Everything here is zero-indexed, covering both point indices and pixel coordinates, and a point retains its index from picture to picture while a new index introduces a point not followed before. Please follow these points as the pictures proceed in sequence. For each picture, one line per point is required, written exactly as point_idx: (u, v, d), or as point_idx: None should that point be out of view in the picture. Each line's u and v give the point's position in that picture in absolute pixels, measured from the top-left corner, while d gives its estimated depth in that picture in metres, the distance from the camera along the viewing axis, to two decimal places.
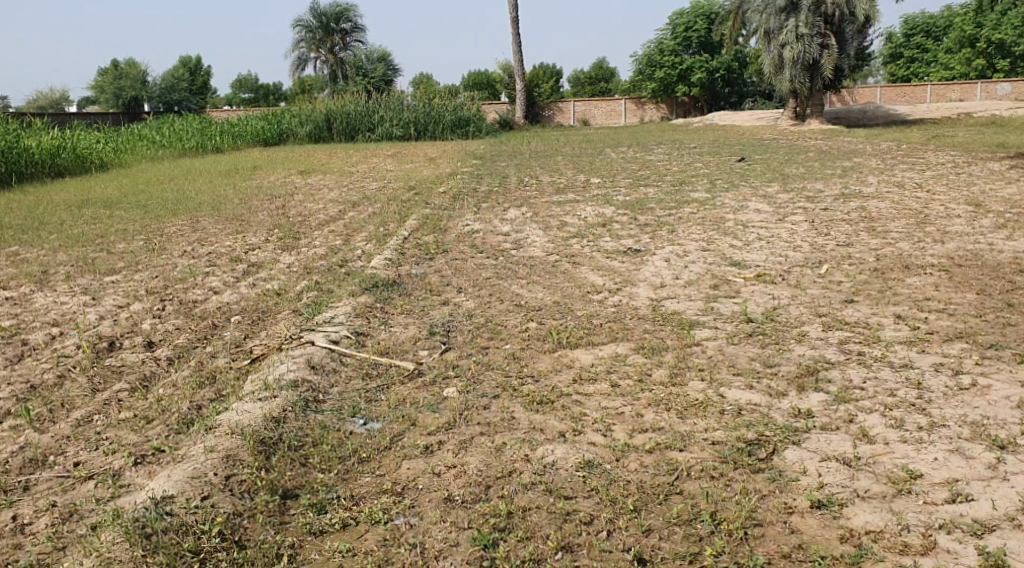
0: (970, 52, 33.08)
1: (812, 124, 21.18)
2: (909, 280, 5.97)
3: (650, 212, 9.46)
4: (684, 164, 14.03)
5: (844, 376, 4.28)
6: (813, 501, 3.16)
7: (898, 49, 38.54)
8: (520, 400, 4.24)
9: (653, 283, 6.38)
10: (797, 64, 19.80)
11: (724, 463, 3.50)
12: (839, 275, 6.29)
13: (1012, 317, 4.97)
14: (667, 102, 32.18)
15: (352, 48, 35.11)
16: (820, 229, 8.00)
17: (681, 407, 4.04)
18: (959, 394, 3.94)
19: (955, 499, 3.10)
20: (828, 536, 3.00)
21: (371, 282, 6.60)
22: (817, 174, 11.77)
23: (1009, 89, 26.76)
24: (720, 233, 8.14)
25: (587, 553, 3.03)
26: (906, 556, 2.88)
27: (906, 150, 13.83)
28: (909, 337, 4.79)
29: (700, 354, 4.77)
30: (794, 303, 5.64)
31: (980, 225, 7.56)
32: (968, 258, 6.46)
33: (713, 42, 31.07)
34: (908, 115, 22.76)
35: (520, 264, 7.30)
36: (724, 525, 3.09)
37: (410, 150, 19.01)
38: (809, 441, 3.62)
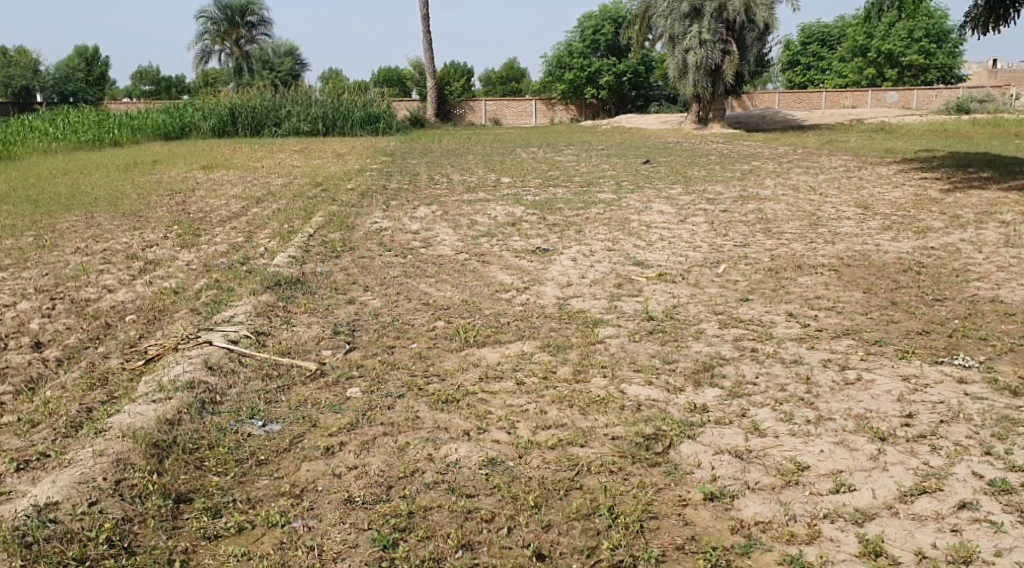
0: (862, 61, 34.61)
1: (715, 128, 21.81)
2: (801, 279, 6.22)
3: (556, 212, 9.57)
4: (591, 165, 14.21)
5: (738, 372, 4.43)
6: (706, 494, 3.25)
7: (795, 57, 40.01)
8: (425, 400, 4.23)
9: (560, 282, 6.46)
10: (700, 69, 20.34)
11: (623, 458, 3.57)
12: (735, 275, 6.50)
13: (895, 315, 5.22)
14: (577, 103, 32.60)
15: (258, 41, 34.32)
16: (720, 230, 8.24)
17: (583, 403, 4.11)
18: (845, 388, 4.12)
19: (839, 489, 3.21)
20: (719, 528, 3.08)
21: (274, 280, 6.47)
22: (718, 176, 12.13)
23: (897, 97, 28.18)
24: (625, 233, 8.29)
25: (485, 550, 3.04)
26: (792, 545, 2.96)
27: (801, 155, 14.38)
28: (800, 333, 4.99)
29: (603, 351, 4.85)
30: (694, 302, 5.80)
31: (868, 227, 7.92)
32: (856, 258, 6.75)
33: (620, 46, 31.67)
34: (804, 120, 23.70)
35: (428, 263, 7.28)
36: (621, 519, 3.14)
37: (318, 147, 18.72)
38: (703, 435, 3.73)
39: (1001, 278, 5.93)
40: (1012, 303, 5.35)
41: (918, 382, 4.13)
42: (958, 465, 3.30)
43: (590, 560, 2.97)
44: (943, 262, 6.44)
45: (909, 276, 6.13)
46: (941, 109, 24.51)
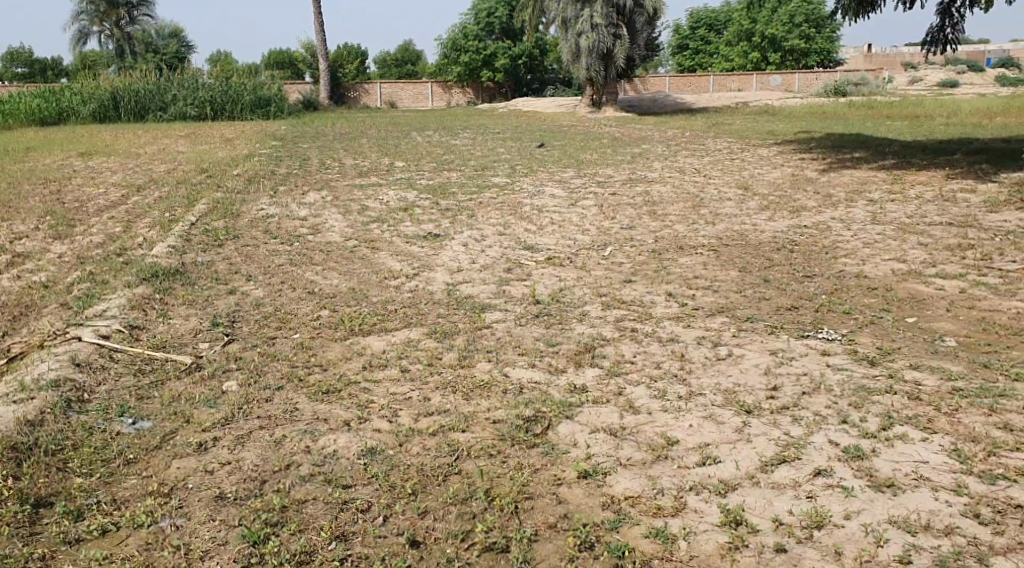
0: (747, 45, 35.75)
1: (607, 111, 22.14)
2: (682, 260, 6.40)
3: (448, 197, 9.54)
4: (485, 149, 14.21)
5: (618, 351, 4.53)
6: (580, 472, 3.32)
7: (684, 42, 40.81)
8: (305, 391, 4.16)
9: (450, 268, 6.45)
10: (592, 53, 20.60)
11: (502, 441, 3.60)
12: (621, 257, 6.63)
13: (767, 292, 5.44)
14: (473, 87, 32.25)
15: (140, 22, 32.87)
16: (608, 213, 8.39)
17: (467, 389, 4.12)
18: (716, 364, 4.28)
19: (705, 462, 3.33)
20: (591, 504, 3.14)
21: (151, 272, 6.23)
22: (609, 159, 12.33)
23: (780, 80, 29.20)
24: (516, 217, 8.35)
25: (359, 539, 3.01)
26: (659, 518, 3.03)
27: (688, 138, 14.74)
28: (678, 312, 5.14)
29: (489, 336, 4.87)
30: (579, 284, 5.89)
31: (748, 207, 8.22)
32: (734, 238, 6.98)
33: (514, 29, 31.73)
34: (693, 103, 24.32)
35: (315, 250, 7.16)
36: (496, 502, 3.16)
37: (204, 132, 18.11)
38: (581, 415, 3.81)
39: (866, 254, 6.23)
40: (875, 278, 5.63)
41: (785, 356, 4.31)
42: (816, 434, 3.45)
43: (463, 544, 2.98)
44: (814, 240, 6.72)
45: (783, 253, 6.39)
46: (820, 91, 25.55)
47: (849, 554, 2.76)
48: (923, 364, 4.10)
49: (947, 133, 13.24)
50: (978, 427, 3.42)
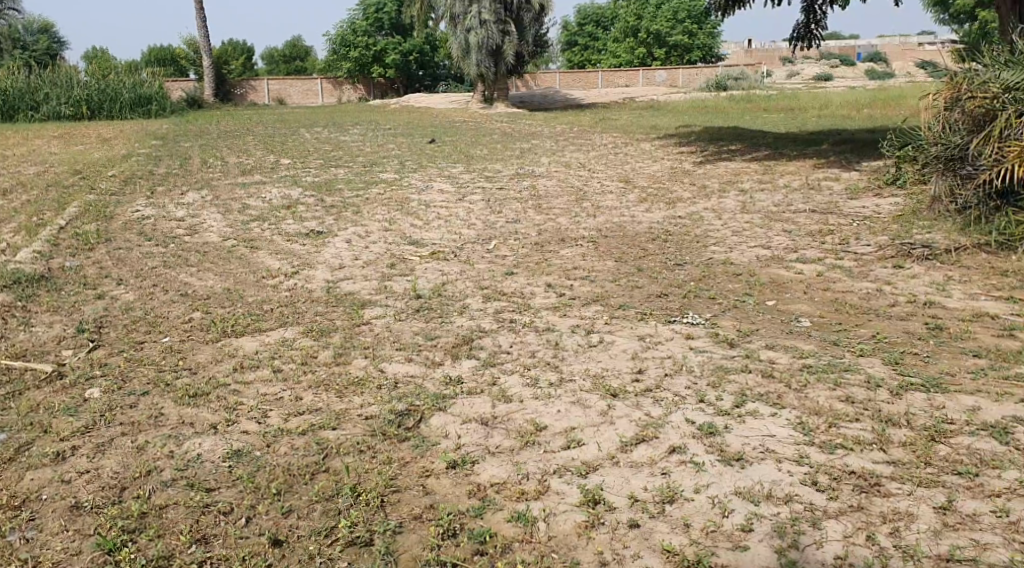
0: (633, 41, 36.60)
1: (499, 107, 22.27)
2: (563, 252, 6.54)
3: (333, 194, 9.43)
4: (374, 145, 14.09)
5: (494, 343, 4.60)
6: (447, 463, 3.36)
7: (572, 38, 41.34)
8: (172, 395, 4.07)
9: (331, 265, 6.39)
10: (481, 49, 20.69)
11: (373, 435, 3.62)
12: (504, 250, 6.71)
13: (641, 280, 5.61)
14: (364, 83, 31.95)
15: (7, 18, 31.06)
16: (494, 207, 8.46)
17: (340, 386, 4.11)
18: (587, 351, 4.40)
19: (570, 446, 3.44)
20: (457, 493, 3.19)
21: (13, 278, 5.95)
22: (498, 155, 12.42)
23: (666, 75, 30.01)
24: (402, 212, 8.33)
25: (220, 542, 2.98)
26: (522, 501, 3.10)
27: (576, 133, 14.98)
28: (555, 302, 5.26)
29: (366, 332, 4.86)
30: (462, 278, 5.94)
31: (628, 199, 8.43)
32: (613, 230, 7.16)
33: (404, 24, 31.41)
34: (582, 99, 24.74)
35: (193, 251, 6.97)
36: (362, 496, 3.17)
37: (78, 131, 17.29)
38: (453, 406, 3.86)
39: (735, 242, 6.50)
40: (741, 264, 5.87)
41: (652, 341, 4.47)
42: (674, 414, 3.60)
43: (327, 540, 2.97)
44: (687, 230, 6.96)
45: (658, 243, 6.61)
46: (703, 87, 26.38)
47: (697, 525, 2.88)
48: (778, 344, 4.32)
49: (816, 126, 13.87)
50: (823, 400, 3.63)
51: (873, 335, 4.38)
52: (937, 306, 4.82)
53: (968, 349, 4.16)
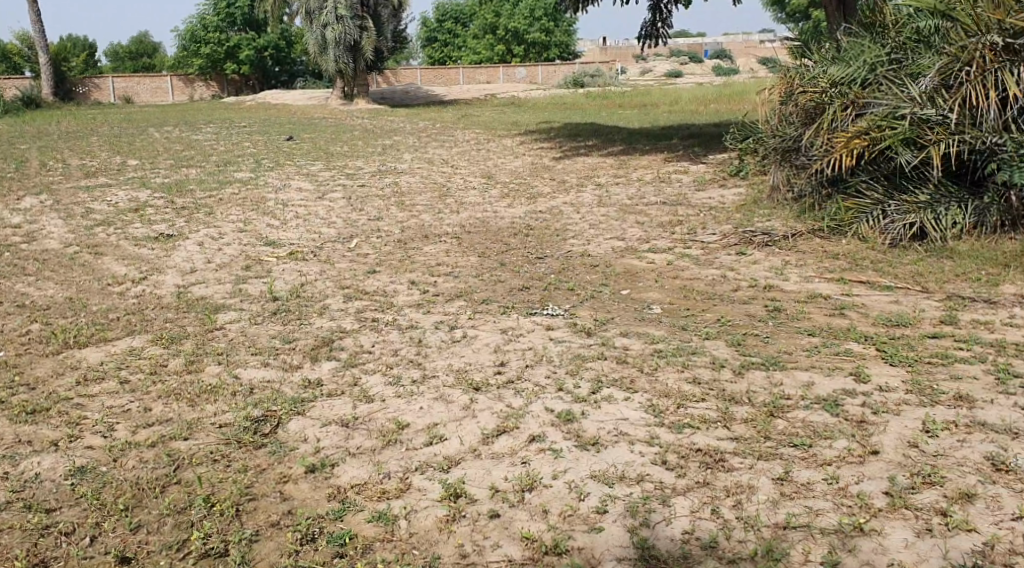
0: (492, 38, 36.91)
1: (359, 104, 21.99)
2: (425, 249, 6.53)
3: (185, 195, 9.06)
4: (228, 144, 13.61)
5: (355, 343, 4.55)
6: (306, 467, 3.31)
7: (432, 34, 41.32)
8: (7, 414, 3.81)
9: (182, 269, 6.14)
10: (339, 45, 20.36)
11: (228, 444, 3.51)
12: (365, 248, 6.64)
13: (502, 275, 5.68)
14: (217, 79, 30.85)
15: None
16: (354, 205, 8.35)
17: (193, 394, 3.96)
18: (450, 346, 4.42)
19: (431, 442, 3.45)
20: (316, 497, 3.14)
21: None
22: (359, 152, 12.26)
23: (525, 72, 30.48)
24: (258, 213, 8.09)
25: (60, 564, 2.81)
26: (382, 501, 3.09)
27: (438, 129, 14.98)
28: (417, 300, 5.25)
29: (221, 338, 4.71)
30: (321, 278, 5.84)
31: (490, 194, 8.51)
32: (476, 226, 7.21)
33: (257, 20, 30.51)
34: (444, 96, 24.78)
35: (30, 259, 6.54)
36: (216, 507, 3.07)
37: None
38: (312, 409, 3.79)
39: (592, 234, 6.67)
40: (598, 256, 6.03)
41: (514, 333, 4.54)
42: (534, 404, 3.68)
43: (178, 554, 2.86)
44: (547, 224, 7.09)
45: (519, 238, 6.70)
46: (561, 84, 26.95)
47: (555, 511, 2.95)
48: (633, 331, 4.47)
49: (667, 121, 14.39)
50: (673, 383, 3.80)
51: (720, 319, 4.60)
52: (776, 289, 5.11)
53: (803, 328, 4.44)
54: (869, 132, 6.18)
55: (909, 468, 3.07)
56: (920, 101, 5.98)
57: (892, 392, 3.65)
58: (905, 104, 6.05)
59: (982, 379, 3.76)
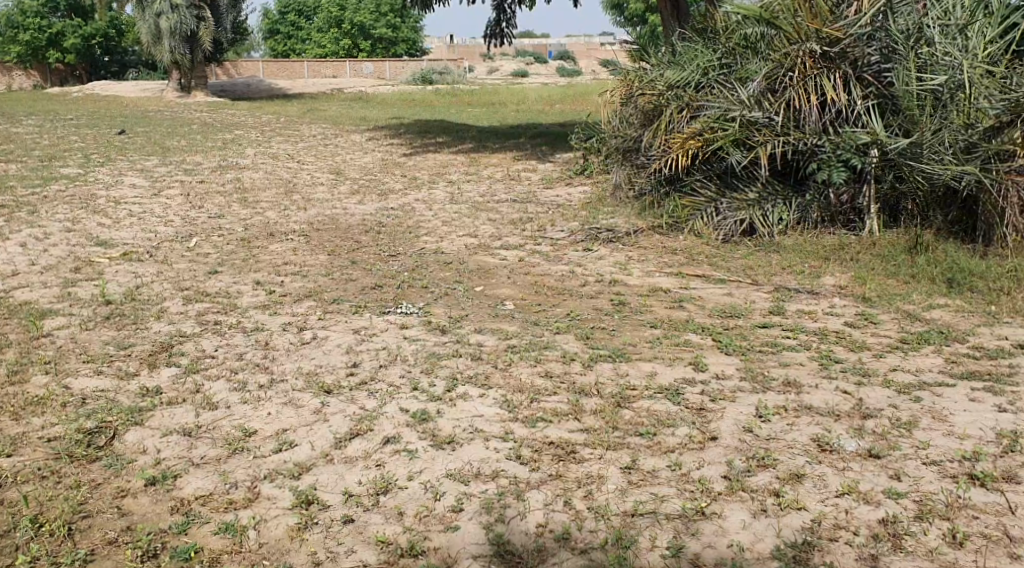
0: (337, 32, 36.26)
1: (198, 96, 21.05)
2: (271, 247, 6.33)
3: (3, 192, 8.37)
4: (51, 137, 12.69)
5: (197, 347, 4.35)
6: (146, 480, 3.14)
7: (275, 27, 40.13)
8: None
9: (2, 272, 5.67)
10: (175, 35, 19.39)
11: (58, 459, 3.28)
12: (207, 247, 6.36)
13: (353, 273, 5.59)
14: (38, 68, 28.72)
15: None
16: (195, 202, 7.98)
17: (17, 407, 3.66)
18: (299, 348, 4.31)
19: (281, 448, 3.35)
20: (158, 511, 2.99)
21: None
22: (199, 146, 11.74)
23: (372, 67, 30.15)
24: (87, 210, 7.59)
25: None
26: (230, 511, 2.97)
27: (282, 123, 14.57)
28: (264, 301, 5.08)
29: (48, 345, 4.38)
30: (159, 279, 5.55)
31: (338, 191, 8.35)
32: (324, 223, 7.06)
33: (83, 6, 28.60)
34: (288, 89, 24.11)
35: None
36: (45, 527, 2.86)
37: None
38: (152, 419, 3.60)
39: (443, 232, 6.67)
40: (451, 253, 6.04)
41: (365, 333, 4.47)
42: (387, 405, 3.65)
43: None
44: (398, 221, 7.04)
45: (369, 235, 6.61)
46: (410, 79, 26.83)
47: (410, 512, 2.94)
48: (486, 328, 4.51)
49: (515, 120, 14.60)
50: (525, 378, 3.86)
51: (570, 314, 4.72)
52: (622, 284, 5.29)
53: (647, 321, 4.62)
54: (703, 134, 6.49)
55: (745, 452, 3.25)
56: (749, 104, 6.31)
57: (728, 379, 3.86)
58: (735, 107, 6.38)
59: (808, 365, 4.03)
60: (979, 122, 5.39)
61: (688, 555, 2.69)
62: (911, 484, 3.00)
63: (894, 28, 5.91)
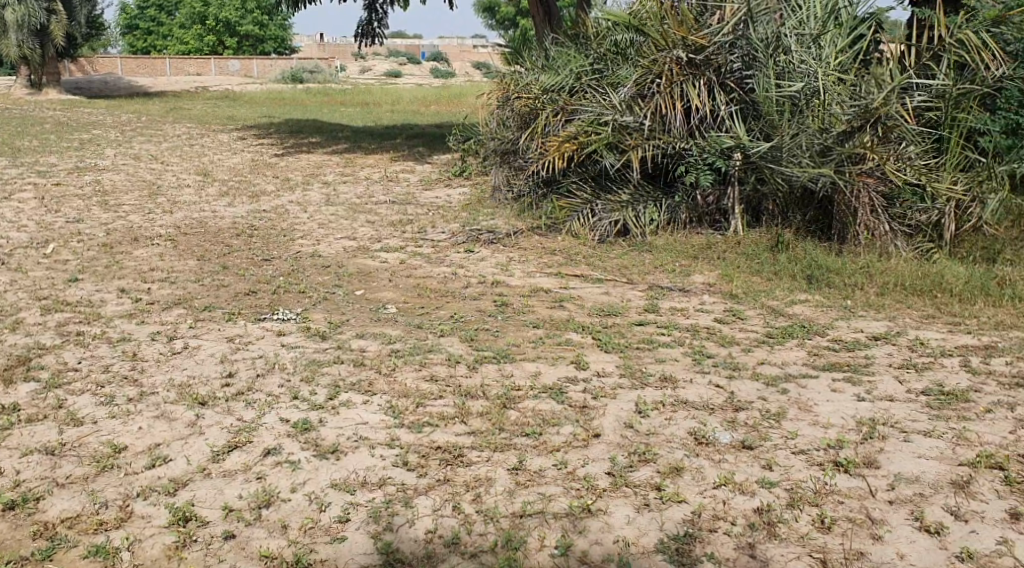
0: (201, 28, 34.95)
1: (49, 93, 19.80)
2: (136, 252, 6.03)
3: None
4: None
5: (58, 360, 4.09)
6: (5, 505, 2.92)
7: (133, 22, 38.28)
8: None
9: None
10: (22, 28, 18.10)
11: None
12: (65, 253, 5.99)
13: (225, 279, 5.40)
14: None
15: None
16: (50, 205, 7.51)
17: None
18: (170, 358, 4.13)
19: (154, 463, 3.19)
20: (20, 537, 2.79)
21: None
22: (52, 146, 11.05)
23: (239, 65, 29.23)
24: None
25: None
26: (100, 533, 2.81)
27: (143, 123, 13.91)
28: (130, 309, 4.83)
29: None
30: (13, 289, 5.18)
31: (207, 193, 8.05)
32: (192, 227, 6.79)
33: None
34: (149, 87, 23.05)
35: None
36: None
37: None
38: (9, 439, 3.36)
39: (320, 234, 6.54)
40: (328, 256, 5.92)
41: (241, 341, 4.33)
42: (267, 415, 3.54)
43: None
44: (272, 224, 6.84)
45: (241, 239, 6.40)
46: (279, 78, 26.16)
47: (295, 525, 2.86)
48: (367, 333, 4.44)
49: (389, 121, 14.46)
50: (410, 383, 3.82)
51: (453, 316, 4.71)
52: (503, 285, 5.33)
53: (529, 321, 4.66)
54: (578, 137, 6.62)
55: (627, 448, 3.33)
56: (621, 109, 6.47)
57: (609, 377, 3.95)
58: (608, 111, 6.53)
59: (682, 360, 4.18)
60: (832, 127, 5.69)
61: (576, 552, 2.72)
62: (782, 472, 3.15)
63: (755, 37, 6.13)
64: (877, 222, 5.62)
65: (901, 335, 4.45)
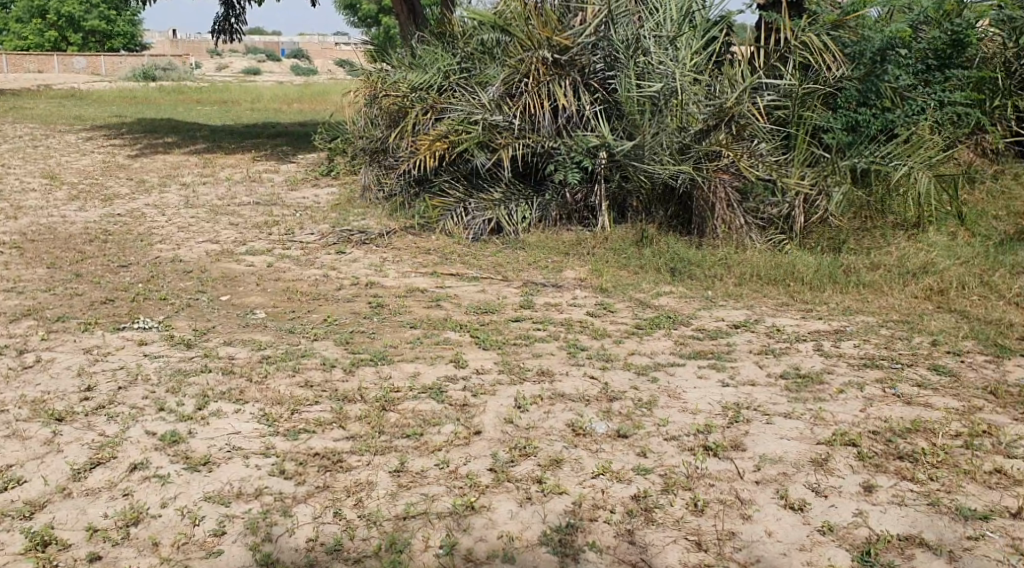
0: (40, 22, 32.77)
1: None
2: None
3: None
4: None
5: None
6: None
7: None
8: None
9: None
10: None
11: None
12: None
13: (79, 287, 5.09)
14: None
15: None
16: None
17: None
18: (20, 374, 3.86)
19: (7, 486, 2.98)
20: None
21: None
22: None
23: (84, 62, 27.60)
24: None
25: None
26: None
27: None
28: None
29: None
30: None
31: (55, 197, 7.57)
32: (40, 233, 6.36)
33: None
34: None
35: None
36: None
37: None
38: None
39: (181, 238, 6.27)
40: (191, 261, 5.68)
41: (99, 353, 4.10)
42: (132, 429, 3.37)
43: None
44: (128, 228, 6.50)
45: (95, 245, 6.06)
46: (129, 76, 24.87)
47: (166, 542, 2.73)
48: (236, 339, 4.30)
49: (250, 119, 14.02)
50: (284, 389, 3.72)
51: (326, 319, 4.62)
52: (376, 285, 5.27)
53: (404, 321, 4.63)
54: (448, 136, 6.61)
55: (507, 443, 3.37)
56: (490, 108, 6.52)
57: (487, 374, 3.98)
58: (478, 111, 6.57)
59: (558, 354, 4.25)
60: (690, 126, 5.95)
61: (461, 551, 2.73)
62: (656, 459, 3.27)
63: (616, 38, 6.32)
64: (733, 216, 5.86)
65: (759, 323, 4.68)
